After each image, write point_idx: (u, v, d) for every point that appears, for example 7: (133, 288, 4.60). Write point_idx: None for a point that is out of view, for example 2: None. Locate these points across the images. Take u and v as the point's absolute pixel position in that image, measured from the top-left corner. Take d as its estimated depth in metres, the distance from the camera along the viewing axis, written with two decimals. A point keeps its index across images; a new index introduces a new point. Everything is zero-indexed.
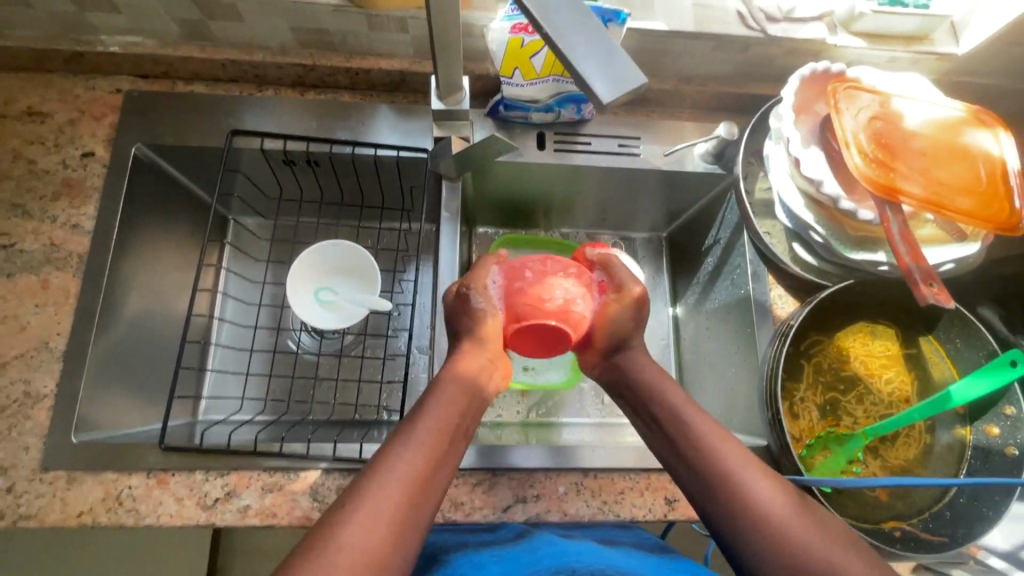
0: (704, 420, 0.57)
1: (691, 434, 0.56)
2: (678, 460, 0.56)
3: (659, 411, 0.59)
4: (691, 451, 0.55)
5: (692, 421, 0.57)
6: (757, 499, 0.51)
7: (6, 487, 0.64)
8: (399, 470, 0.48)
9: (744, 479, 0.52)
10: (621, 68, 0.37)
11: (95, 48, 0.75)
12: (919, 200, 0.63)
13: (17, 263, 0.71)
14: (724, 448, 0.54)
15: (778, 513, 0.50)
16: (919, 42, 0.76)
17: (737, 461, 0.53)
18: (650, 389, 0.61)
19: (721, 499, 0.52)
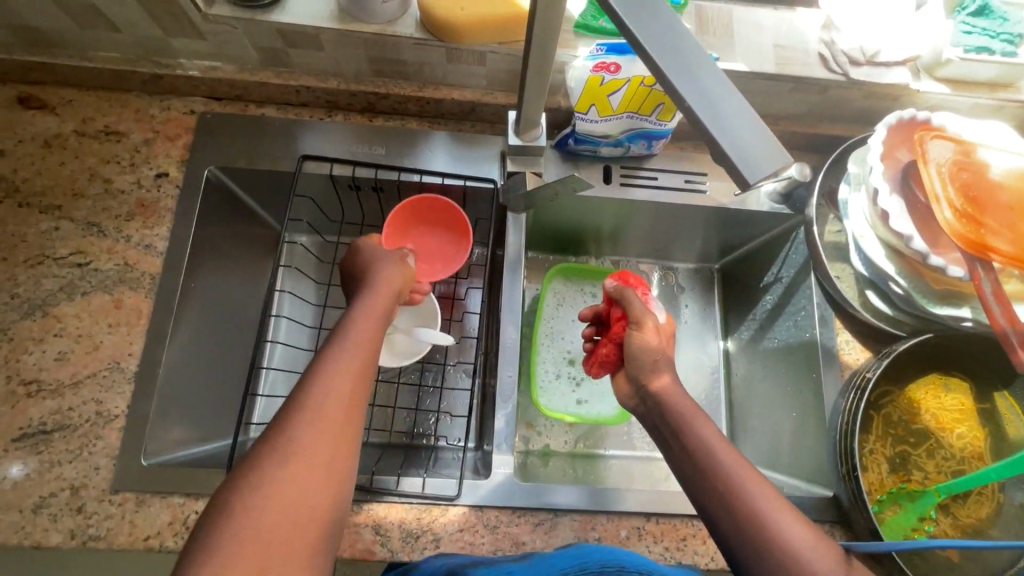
0: (731, 453, 0.57)
1: (715, 468, 0.56)
2: (701, 492, 0.56)
3: (685, 441, 0.59)
4: (717, 487, 0.55)
5: (717, 454, 0.57)
6: (784, 539, 0.51)
7: (76, 507, 0.65)
8: (317, 399, 0.49)
9: (771, 518, 0.52)
10: (764, 143, 0.36)
11: (174, 71, 0.77)
12: (1013, 259, 0.61)
13: (92, 282, 0.72)
14: (751, 485, 0.54)
15: (806, 556, 0.50)
16: (1004, 89, 0.74)
17: (765, 499, 0.53)
18: (682, 423, 0.60)
19: (746, 538, 0.52)
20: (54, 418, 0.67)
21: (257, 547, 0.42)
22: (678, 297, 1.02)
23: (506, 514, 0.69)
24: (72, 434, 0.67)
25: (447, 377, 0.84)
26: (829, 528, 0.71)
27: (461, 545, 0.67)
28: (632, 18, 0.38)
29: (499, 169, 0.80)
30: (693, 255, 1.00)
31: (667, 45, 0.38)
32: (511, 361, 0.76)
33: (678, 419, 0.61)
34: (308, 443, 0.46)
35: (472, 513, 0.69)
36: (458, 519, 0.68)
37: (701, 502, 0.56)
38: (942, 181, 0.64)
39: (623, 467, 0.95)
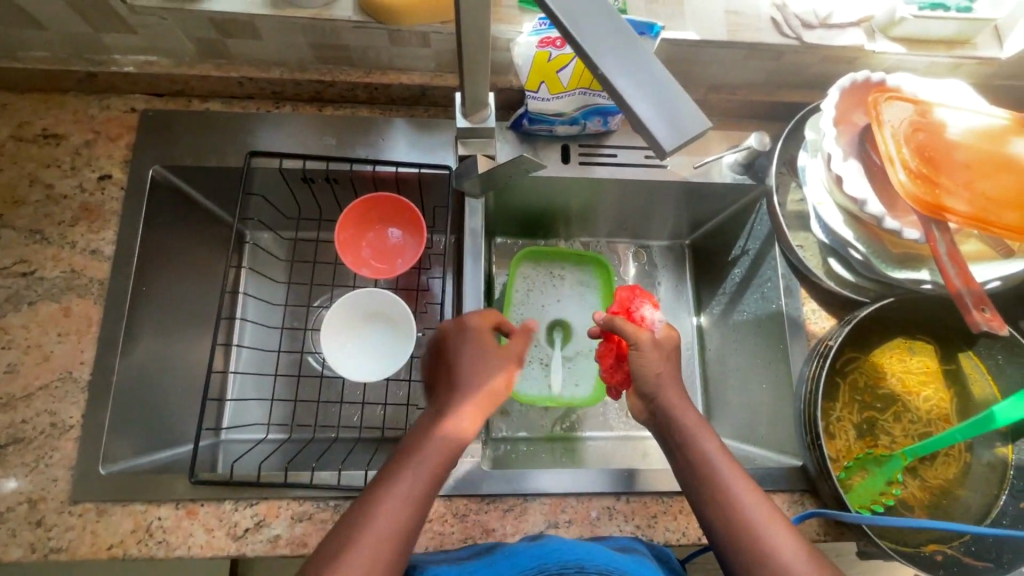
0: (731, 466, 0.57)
1: (717, 482, 0.56)
2: (702, 507, 0.56)
3: (685, 459, 0.59)
4: (717, 503, 0.55)
5: (718, 467, 0.57)
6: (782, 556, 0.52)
7: (36, 520, 0.63)
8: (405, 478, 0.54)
9: (765, 532, 0.53)
10: (680, 111, 0.35)
11: (110, 69, 0.74)
12: (967, 218, 0.60)
13: (38, 291, 0.70)
14: (747, 501, 0.55)
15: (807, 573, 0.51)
16: (961, 45, 0.73)
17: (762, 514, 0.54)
18: (683, 437, 0.59)
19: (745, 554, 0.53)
20: (7, 431, 0.66)
21: None
22: (651, 274, 1.02)
23: (475, 502, 0.69)
24: (26, 447, 0.66)
25: (416, 371, 0.83)
26: (798, 497, 0.71)
27: (430, 535, 0.67)
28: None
29: (454, 156, 0.78)
30: (662, 232, 0.99)
31: (580, 12, 0.36)
32: None
33: (684, 435, 0.59)
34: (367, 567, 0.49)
35: (441, 503, 0.68)
36: None
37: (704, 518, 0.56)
38: (897, 143, 0.63)
39: (602, 449, 0.94)
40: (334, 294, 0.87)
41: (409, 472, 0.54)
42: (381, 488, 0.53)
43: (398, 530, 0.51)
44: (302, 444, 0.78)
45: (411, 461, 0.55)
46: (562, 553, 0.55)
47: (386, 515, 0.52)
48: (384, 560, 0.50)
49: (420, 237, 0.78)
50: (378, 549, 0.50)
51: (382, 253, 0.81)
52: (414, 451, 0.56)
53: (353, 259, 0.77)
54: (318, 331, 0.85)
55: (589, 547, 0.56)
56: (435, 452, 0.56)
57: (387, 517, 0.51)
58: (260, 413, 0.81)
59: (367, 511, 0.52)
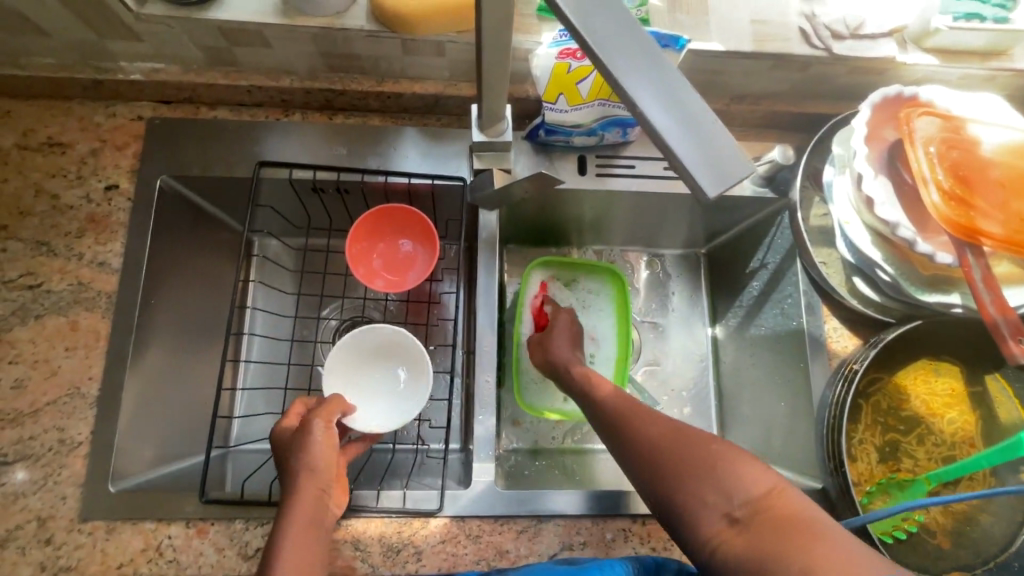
0: (679, 441, 0.54)
1: (664, 462, 0.53)
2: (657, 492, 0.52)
3: (638, 448, 0.56)
4: (670, 482, 0.51)
5: (666, 447, 0.54)
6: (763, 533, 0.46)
7: (45, 538, 0.63)
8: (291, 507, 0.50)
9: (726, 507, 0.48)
10: (725, 153, 0.34)
11: (116, 76, 0.72)
12: (1003, 241, 0.58)
13: (45, 305, 0.69)
14: (703, 476, 0.50)
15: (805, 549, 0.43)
16: (995, 57, 0.70)
17: (723, 484, 0.49)
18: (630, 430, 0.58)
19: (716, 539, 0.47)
20: (15, 448, 0.65)
21: None
22: (665, 284, 1.00)
23: (489, 523, 0.68)
24: (35, 464, 0.65)
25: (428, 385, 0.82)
26: None
27: (443, 556, 0.66)
28: (580, 17, 0.34)
29: (467, 167, 0.76)
30: (678, 241, 0.97)
31: (619, 47, 0.34)
32: (490, 365, 0.74)
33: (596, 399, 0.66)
34: None
35: (453, 523, 0.67)
36: (439, 530, 0.67)
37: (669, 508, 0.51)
38: (930, 163, 0.60)
39: (614, 462, 0.93)
40: (343, 304, 0.85)
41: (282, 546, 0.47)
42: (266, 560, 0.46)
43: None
44: None
45: (284, 529, 0.48)
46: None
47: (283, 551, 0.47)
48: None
49: (432, 249, 0.77)
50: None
51: (393, 265, 0.79)
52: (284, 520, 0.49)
53: (365, 273, 0.76)
54: (329, 342, 0.84)
55: (552, 568, 0.60)
56: (307, 487, 0.51)
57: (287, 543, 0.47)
58: (271, 426, 0.80)
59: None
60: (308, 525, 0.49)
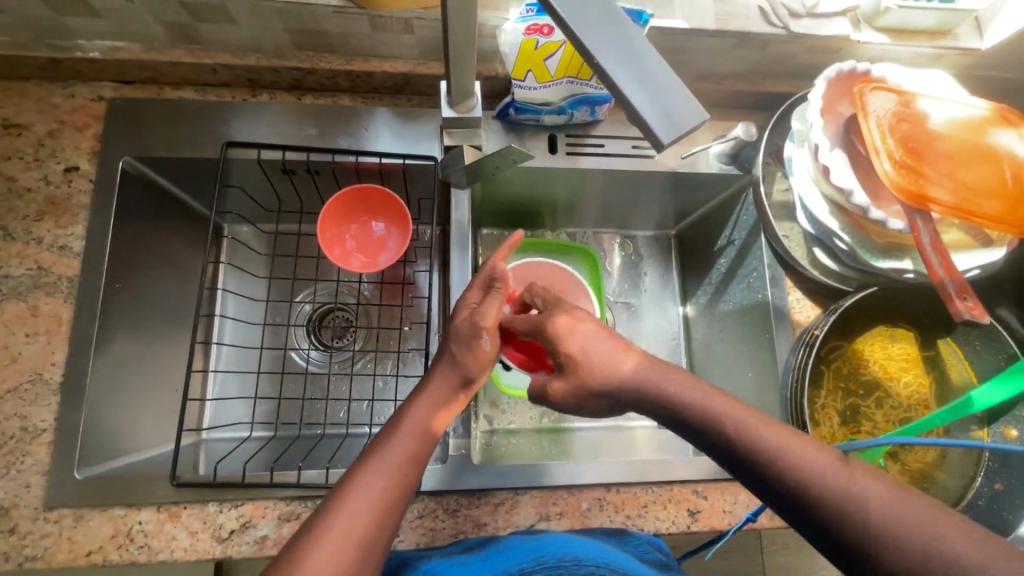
0: (758, 422, 0.50)
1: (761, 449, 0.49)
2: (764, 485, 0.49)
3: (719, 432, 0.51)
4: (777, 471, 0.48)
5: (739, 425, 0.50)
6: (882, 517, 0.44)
7: (9, 528, 0.61)
8: (405, 425, 0.54)
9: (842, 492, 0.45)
10: (679, 103, 0.35)
11: (73, 54, 0.70)
12: (949, 208, 0.61)
13: (3, 290, 0.67)
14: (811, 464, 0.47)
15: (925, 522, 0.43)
16: (943, 36, 0.74)
17: (829, 468, 0.47)
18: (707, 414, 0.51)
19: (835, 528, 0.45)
20: None
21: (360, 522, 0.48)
22: (637, 265, 1.01)
23: (466, 497, 0.69)
24: None
25: (403, 365, 0.83)
26: None
27: (421, 532, 0.66)
28: None
29: (438, 146, 0.76)
30: (649, 222, 0.99)
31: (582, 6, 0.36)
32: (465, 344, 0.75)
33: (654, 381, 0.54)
34: (374, 511, 0.49)
35: (430, 499, 0.68)
36: (417, 506, 0.67)
37: (770, 492, 0.49)
38: (882, 133, 0.63)
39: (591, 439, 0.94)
40: (317, 288, 0.86)
41: (388, 449, 0.52)
42: (368, 454, 0.52)
43: (374, 510, 0.49)
44: (288, 443, 0.76)
45: (396, 431, 0.53)
46: (557, 546, 0.55)
47: (376, 471, 0.51)
48: (380, 503, 0.49)
49: (405, 230, 0.76)
50: (355, 518, 0.48)
51: (364, 246, 0.79)
52: (400, 419, 0.55)
53: (338, 254, 0.76)
54: (302, 327, 0.84)
55: (582, 540, 0.57)
56: (421, 412, 0.55)
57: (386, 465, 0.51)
58: (244, 411, 0.80)
59: (352, 478, 0.50)
60: (415, 442, 0.53)
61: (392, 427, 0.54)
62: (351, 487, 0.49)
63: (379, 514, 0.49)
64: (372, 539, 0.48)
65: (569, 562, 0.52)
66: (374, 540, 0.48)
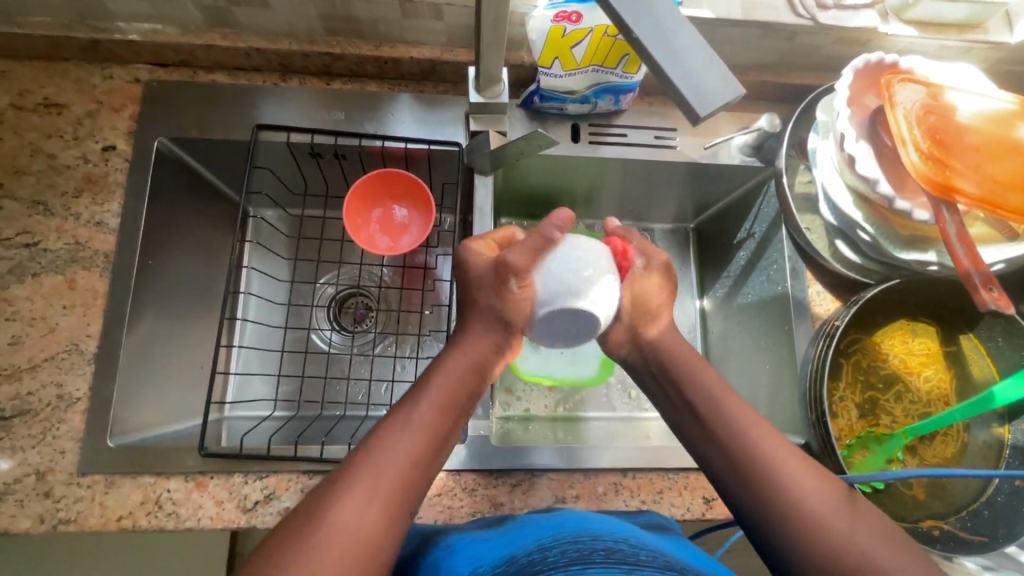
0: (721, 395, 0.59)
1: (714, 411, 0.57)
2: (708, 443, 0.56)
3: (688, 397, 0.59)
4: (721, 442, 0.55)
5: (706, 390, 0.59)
6: (834, 523, 0.49)
7: (45, 491, 0.63)
8: (436, 391, 0.55)
9: (779, 470, 0.52)
10: (715, 76, 0.36)
11: (113, 36, 0.72)
12: (976, 200, 0.61)
13: (42, 263, 0.69)
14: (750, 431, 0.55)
15: (869, 535, 0.48)
16: (973, 29, 0.73)
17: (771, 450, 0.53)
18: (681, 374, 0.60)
19: (789, 538, 0.49)
20: (13, 403, 0.65)
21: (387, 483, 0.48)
22: None
23: (484, 477, 0.70)
24: (33, 419, 0.65)
25: (422, 349, 0.84)
26: None
27: (439, 509, 0.68)
28: None
29: (463, 132, 0.77)
30: (667, 214, 0.99)
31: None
32: None
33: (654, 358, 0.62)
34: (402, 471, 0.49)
35: (449, 477, 0.69)
36: (436, 483, 0.68)
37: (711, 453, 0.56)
38: (910, 124, 0.63)
39: (604, 428, 0.95)
40: (341, 270, 0.88)
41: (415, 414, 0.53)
42: (410, 401, 0.54)
43: (407, 468, 0.50)
44: (308, 421, 0.78)
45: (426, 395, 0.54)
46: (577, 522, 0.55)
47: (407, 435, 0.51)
48: (405, 465, 0.50)
49: (428, 214, 0.78)
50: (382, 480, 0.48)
51: (388, 229, 0.81)
52: (424, 384, 0.55)
53: (365, 238, 0.78)
54: (324, 309, 0.86)
55: (604, 518, 0.57)
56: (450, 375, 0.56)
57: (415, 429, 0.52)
58: (267, 389, 0.81)
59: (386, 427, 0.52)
60: (441, 408, 0.54)
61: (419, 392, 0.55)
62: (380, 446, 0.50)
63: (417, 460, 0.51)
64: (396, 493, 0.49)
65: (589, 535, 0.52)
66: (405, 500, 0.49)
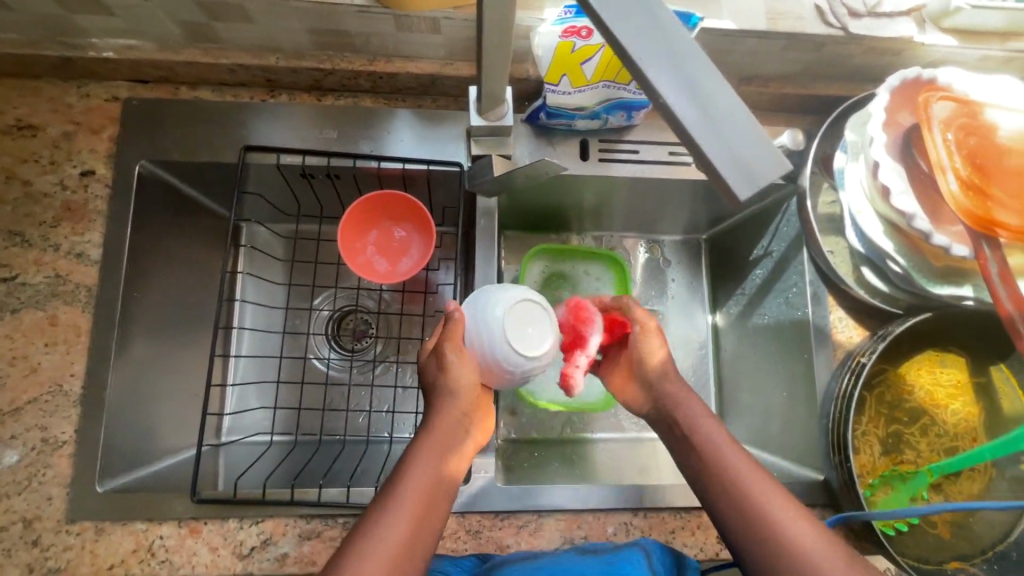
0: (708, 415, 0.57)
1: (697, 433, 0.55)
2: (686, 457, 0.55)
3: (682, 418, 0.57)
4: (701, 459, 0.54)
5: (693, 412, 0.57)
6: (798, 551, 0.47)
7: (33, 540, 0.61)
8: (423, 460, 0.50)
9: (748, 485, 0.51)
10: (758, 149, 0.32)
11: (87, 53, 0.67)
12: (1019, 233, 0.56)
13: (21, 298, 0.66)
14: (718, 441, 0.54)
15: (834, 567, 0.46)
16: (1015, 38, 0.68)
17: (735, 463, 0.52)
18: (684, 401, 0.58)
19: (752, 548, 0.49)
20: None
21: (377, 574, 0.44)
22: (665, 271, 0.97)
23: (490, 518, 0.67)
24: (18, 464, 0.62)
25: None
26: (820, 511, 0.70)
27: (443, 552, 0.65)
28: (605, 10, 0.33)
29: (465, 152, 0.72)
30: (679, 227, 0.94)
31: (643, 36, 0.33)
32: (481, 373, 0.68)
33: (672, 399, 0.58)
34: (393, 559, 0.45)
35: (454, 519, 0.66)
36: None
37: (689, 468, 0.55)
38: (948, 150, 0.58)
39: (614, 451, 0.92)
40: (338, 293, 0.84)
41: (395, 509, 0.47)
42: (393, 476, 0.49)
43: (398, 556, 0.46)
44: (309, 453, 0.76)
45: (411, 469, 0.49)
46: None
47: (395, 518, 0.47)
48: (394, 554, 0.45)
49: (428, 237, 0.74)
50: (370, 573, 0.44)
51: (387, 251, 0.76)
52: (408, 457, 0.50)
53: (362, 262, 0.74)
54: (321, 333, 0.82)
55: None
56: (439, 442, 0.51)
57: (403, 511, 0.47)
58: (264, 420, 0.78)
59: (373, 509, 0.48)
60: (429, 482, 0.49)
61: (404, 465, 0.50)
62: (363, 539, 0.46)
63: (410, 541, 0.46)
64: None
65: None
66: None
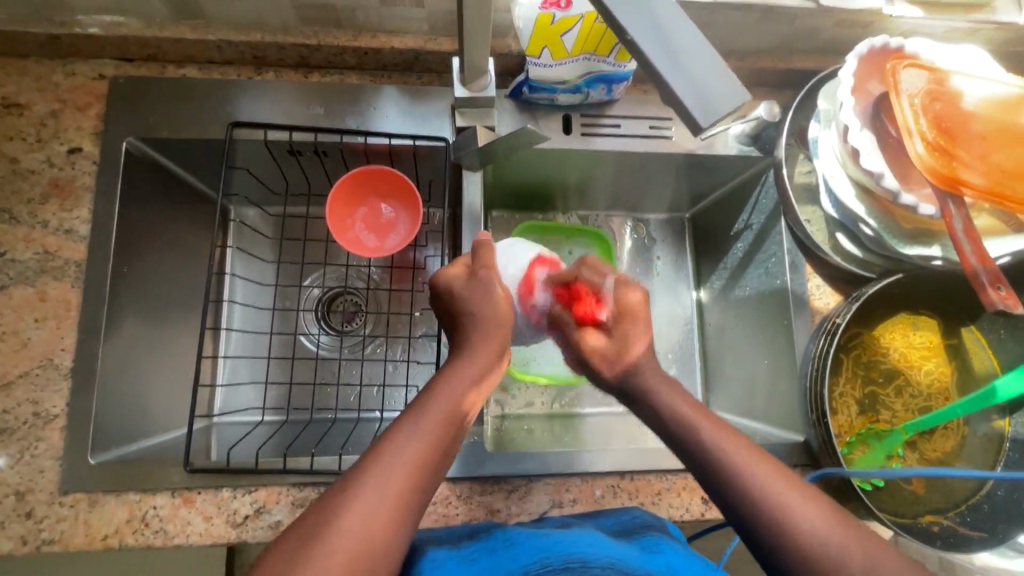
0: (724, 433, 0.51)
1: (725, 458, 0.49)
2: (712, 481, 0.49)
3: (696, 444, 0.51)
4: (729, 485, 0.48)
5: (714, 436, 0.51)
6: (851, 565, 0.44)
7: (26, 512, 0.61)
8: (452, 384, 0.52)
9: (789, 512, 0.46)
10: (719, 79, 0.33)
11: (73, 30, 0.68)
12: (983, 192, 0.59)
13: (10, 274, 0.66)
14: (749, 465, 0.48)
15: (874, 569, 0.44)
16: (979, 10, 0.70)
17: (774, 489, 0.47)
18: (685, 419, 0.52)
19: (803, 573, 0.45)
20: None
21: (401, 479, 0.45)
22: (649, 249, 0.99)
23: (480, 484, 0.68)
24: (10, 438, 0.63)
25: (413, 350, 0.81)
26: (802, 471, 0.72)
27: (434, 517, 0.66)
28: None
29: (450, 126, 0.74)
30: (662, 205, 0.96)
31: None
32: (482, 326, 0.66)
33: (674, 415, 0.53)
34: (415, 470, 0.46)
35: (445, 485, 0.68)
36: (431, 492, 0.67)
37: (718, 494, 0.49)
38: (915, 114, 0.60)
39: (602, 425, 0.94)
40: (327, 271, 0.85)
41: (420, 423, 0.48)
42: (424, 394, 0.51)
43: (421, 468, 0.46)
44: (300, 427, 0.76)
45: (440, 389, 0.51)
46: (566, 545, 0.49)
47: (421, 431, 0.48)
48: (418, 465, 0.46)
49: (415, 212, 0.75)
50: (394, 478, 0.45)
51: (375, 227, 0.78)
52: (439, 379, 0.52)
53: (351, 238, 0.74)
54: (311, 311, 0.83)
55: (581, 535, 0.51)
56: (468, 369, 0.53)
57: (428, 426, 0.48)
58: (255, 396, 0.79)
59: (403, 419, 0.49)
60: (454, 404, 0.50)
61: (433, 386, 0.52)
62: (390, 443, 0.47)
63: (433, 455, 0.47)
64: (404, 522, 0.44)
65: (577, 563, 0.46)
66: (416, 495, 0.46)
